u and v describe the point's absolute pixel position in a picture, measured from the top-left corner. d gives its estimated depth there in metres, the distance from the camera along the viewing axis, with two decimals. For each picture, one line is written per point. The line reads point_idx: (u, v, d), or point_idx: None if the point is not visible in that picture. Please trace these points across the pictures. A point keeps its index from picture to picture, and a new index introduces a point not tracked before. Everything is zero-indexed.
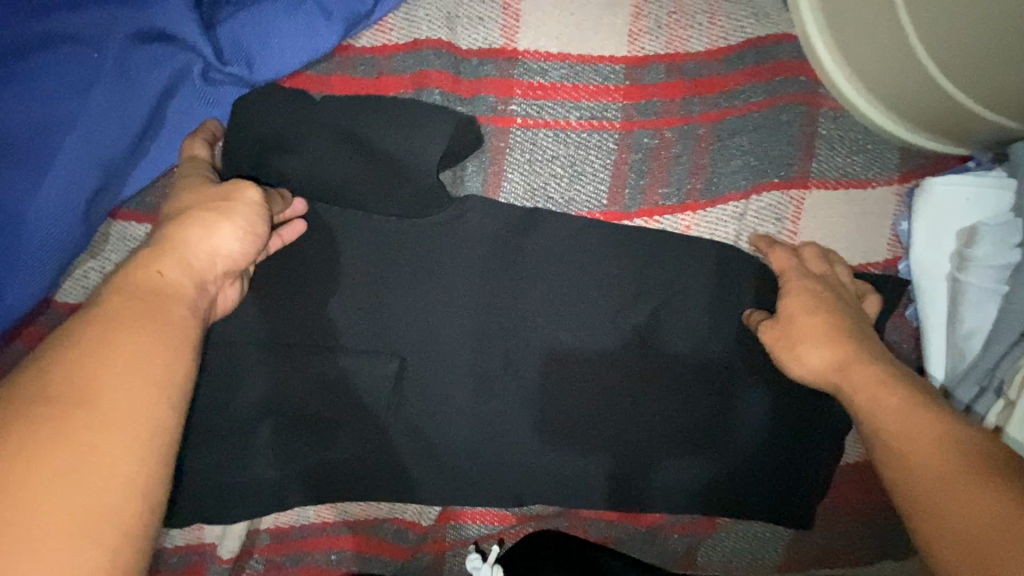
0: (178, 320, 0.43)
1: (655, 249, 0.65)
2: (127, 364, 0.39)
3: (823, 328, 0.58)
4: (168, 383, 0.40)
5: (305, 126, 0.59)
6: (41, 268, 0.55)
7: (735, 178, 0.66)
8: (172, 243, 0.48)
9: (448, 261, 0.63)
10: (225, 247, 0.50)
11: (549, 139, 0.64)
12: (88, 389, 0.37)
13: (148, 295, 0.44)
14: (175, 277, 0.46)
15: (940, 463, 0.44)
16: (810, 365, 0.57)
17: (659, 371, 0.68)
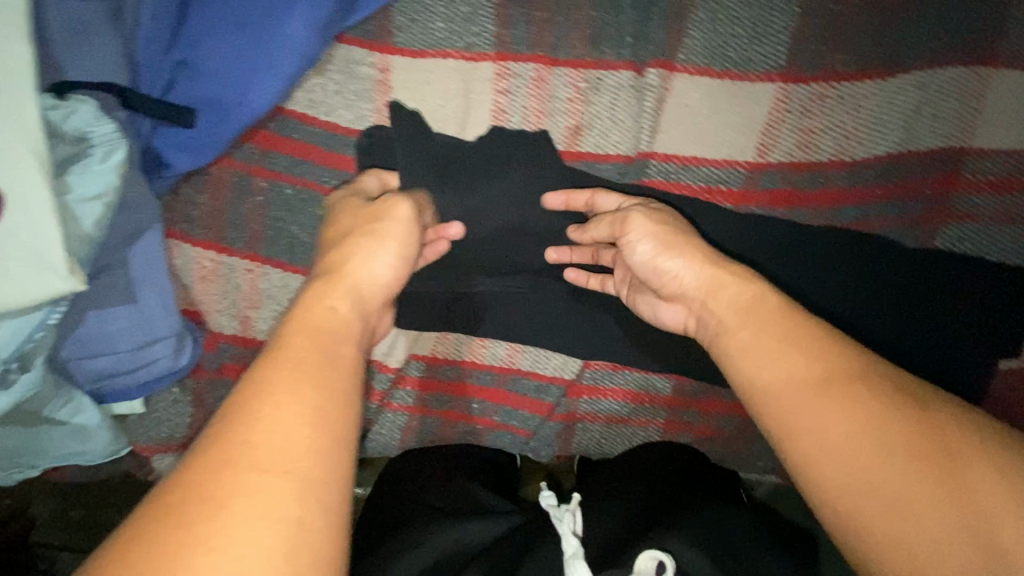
0: (337, 346, 0.47)
1: (817, 131, 0.67)
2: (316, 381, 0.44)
3: (727, 287, 0.55)
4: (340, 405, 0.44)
5: None
6: (283, 70, 0.63)
7: (922, 50, 0.65)
8: (347, 266, 0.54)
9: (627, 119, 0.68)
10: (389, 271, 0.56)
11: (735, 0, 0.66)
12: (302, 381, 0.43)
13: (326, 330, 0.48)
14: (339, 301, 0.51)
15: (898, 476, 0.40)
16: (684, 278, 0.58)
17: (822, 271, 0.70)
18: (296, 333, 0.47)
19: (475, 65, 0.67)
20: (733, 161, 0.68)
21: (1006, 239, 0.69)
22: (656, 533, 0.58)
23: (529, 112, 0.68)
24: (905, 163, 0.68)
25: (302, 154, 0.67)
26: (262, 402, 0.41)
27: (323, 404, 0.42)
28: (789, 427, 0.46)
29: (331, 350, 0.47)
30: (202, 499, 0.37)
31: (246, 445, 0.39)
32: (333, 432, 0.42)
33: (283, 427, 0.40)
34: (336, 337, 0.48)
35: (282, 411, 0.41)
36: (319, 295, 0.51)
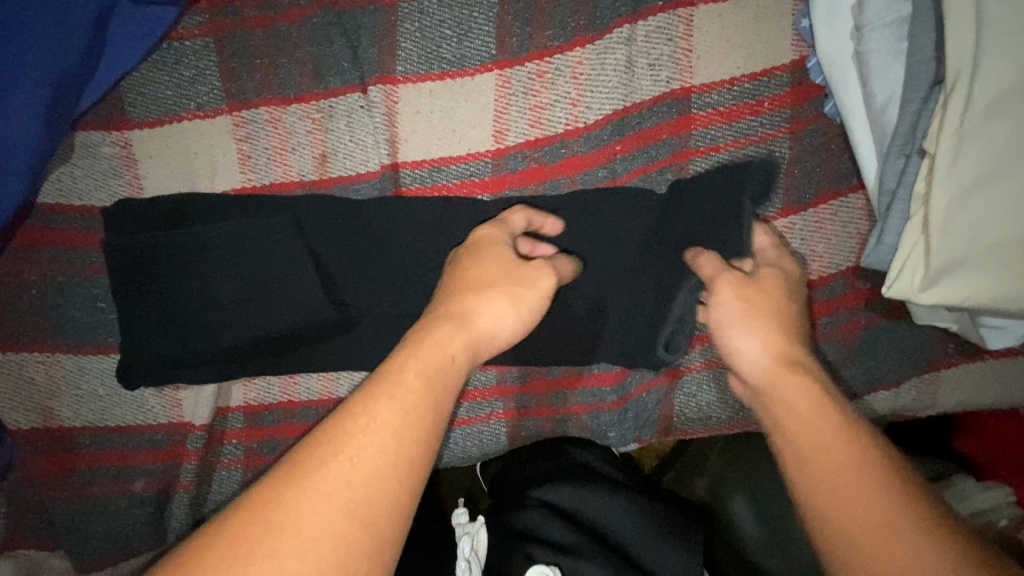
0: (442, 390, 0.51)
1: (547, 106, 0.70)
2: (393, 420, 0.46)
3: (779, 381, 0.55)
4: (399, 451, 0.45)
5: (226, 34, 0.70)
6: (17, 169, 0.65)
7: (619, 7, 0.68)
8: (471, 319, 0.57)
9: (366, 139, 0.71)
10: (500, 320, 0.58)
11: (435, 6, 0.69)
12: (376, 431, 0.46)
13: (436, 382, 0.51)
14: (456, 350, 0.54)
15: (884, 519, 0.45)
16: (744, 351, 0.58)
17: (592, 242, 0.72)
18: (415, 368, 0.51)
19: (212, 120, 0.70)
20: (476, 152, 0.71)
21: (753, 162, 0.70)
22: (526, 552, 0.64)
23: (272, 151, 0.71)
24: (636, 114, 0.70)
25: (66, 241, 0.69)
26: (337, 451, 0.44)
27: (387, 454, 0.45)
28: (821, 475, 0.49)
29: (440, 388, 0.51)
30: (262, 512, 0.41)
31: (308, 494, 0.42)
32: (391, 483, 0.44)
33: (362, 480, 0.43)
34: (446, 387, 0.51)
35: (356, 458, 0.44)
36: (442, 338, 0.54)
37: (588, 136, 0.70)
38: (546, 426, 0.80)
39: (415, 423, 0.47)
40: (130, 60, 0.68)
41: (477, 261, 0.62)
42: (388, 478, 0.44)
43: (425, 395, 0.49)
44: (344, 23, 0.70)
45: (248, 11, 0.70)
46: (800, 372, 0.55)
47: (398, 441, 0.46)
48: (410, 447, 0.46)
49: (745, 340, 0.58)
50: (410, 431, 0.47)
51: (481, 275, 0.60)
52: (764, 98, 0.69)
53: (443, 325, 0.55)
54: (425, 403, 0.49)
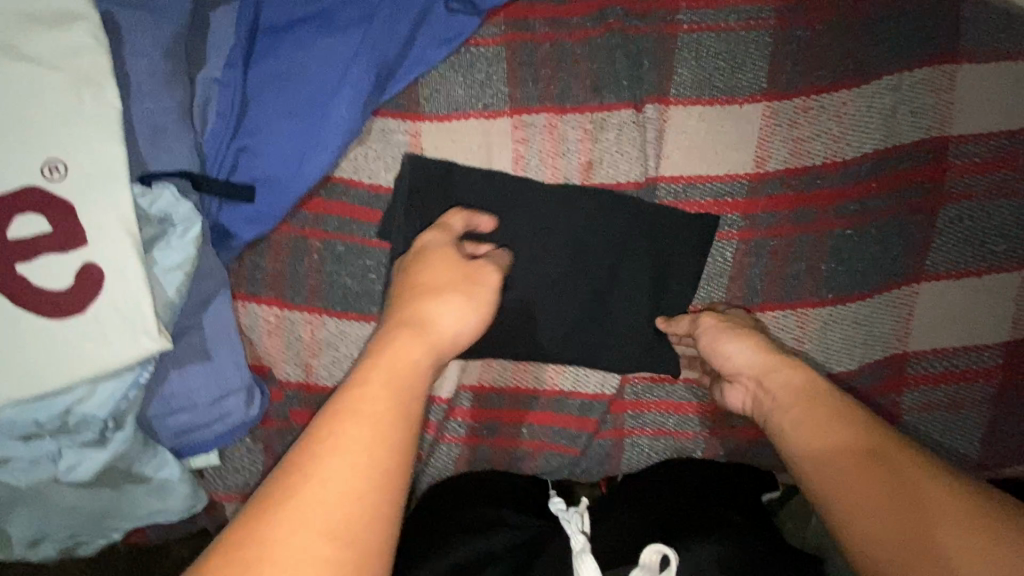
0: (410, 393, 0.51)
1: (810, 139, 0.74)
2: (364, 438, 0.46)
3: (780, 373, 0.62)
4: (383, 471, 0.46)
5: (518, 46, 0.76)
6: (329, 144, 0.73)
7: (887, 58, 0.73)
8: (431, 323, 0.56)
9: (635, 152, 0.76)
10: (458, 326, 0.57)
11: (713, 40, 0.75)
12: (352, 459, 0.45)
13: (403, 378, 0.51)
14: (419, 357, 0.53)
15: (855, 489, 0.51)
16: (738, 358, 0.66)
17: (836, 271, 0.75)
18: (379, 376, 0.50)
19: (494, 121, 0.76)
20: (734, 173, 0.75)
21: (1002, 213, 0.73)
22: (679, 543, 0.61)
23: (544, 154, 0.76)
24: (893, 155, 0.74)
25: (350, 213, 0.75)
26: (316, 464, 0.45)
27: (372, 471, 0.46)
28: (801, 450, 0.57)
29: (401, 398, 0.50)
30: (272, 510, 0.43)
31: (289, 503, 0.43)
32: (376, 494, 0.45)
33: (340, 493, 0.44)
34: (414, 390, 0.51)
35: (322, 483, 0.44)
36: (399, 349, 0.53)
37: (847, 170, 0.74)
38: (747, 447, 0.81)
39: (380, 445, 0.47)
40: (435, 60, 0.75)
41: (424, 266, 0.61)
42: (375, 501, 0.45)
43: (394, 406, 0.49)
44: (627, 46, 0.76)
45: (540, 26, 0.76)
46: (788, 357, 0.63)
47: (375, 454, 0.46)
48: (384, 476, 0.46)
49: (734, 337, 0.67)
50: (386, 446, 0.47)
51: (429, 278, 0.60)
52: (1015, 154, 0.74)
53: (395, 335, 0.54)
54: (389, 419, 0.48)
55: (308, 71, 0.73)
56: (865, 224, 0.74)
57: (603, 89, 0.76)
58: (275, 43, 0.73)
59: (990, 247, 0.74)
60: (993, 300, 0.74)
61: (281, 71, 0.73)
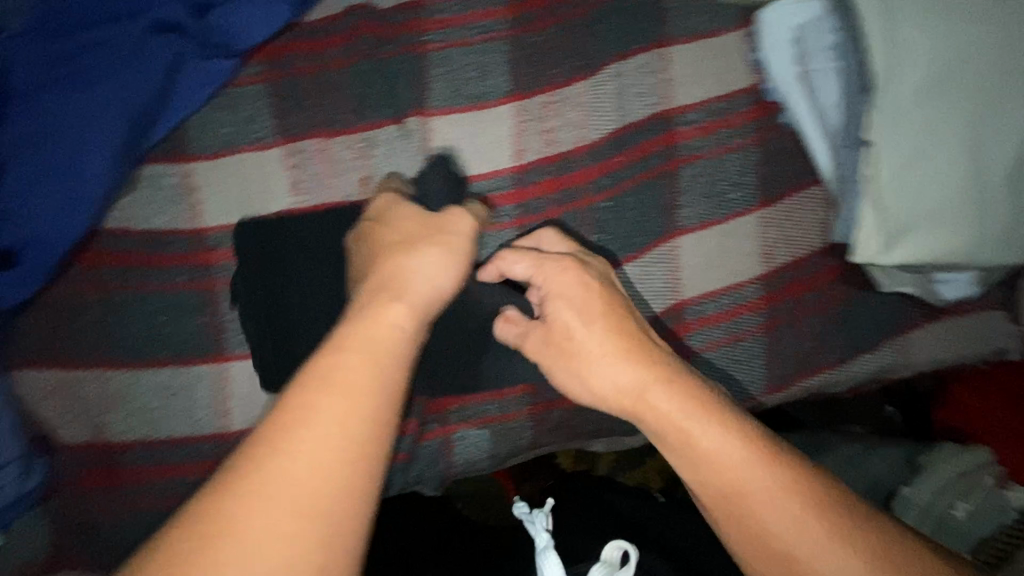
0: (391, 365, 0.52)
1: (557, 129, 0.83)
2: (337, 411, 0.48)
3: (658, 403, 0.61)
4: (357, 453, 0.47)
5: (281, 83, 0.81)
6: (90, 197, 0.72)
7: (608, 51, 0.84)
8: (405, 278, 0.61)
9: (404, 162, 0.81)
10: (442, 278, 0.63)
11: (459, 54, 0.83)
12: (307, 456, 0.45)
13: (385, 341, 0.54)
14: (401, 320, 0.57)
15: (767, 508, 0.55)
16: (600, 380, 0.65)
17: (604, 239, 0.82)
18: (355, 347, 0.52)
19: (265, 153, 0.79)
20: (499, 169, 0.82)
21: (729, 166, 0.84)
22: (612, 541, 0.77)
23: (320, 176, 0.80)
24: (630, 133, 0.84)
25: (129, 262, 0.76)
26: (286, 446, 0.46)
27: (337, 455, 0.46)
28: (737, 511, 0.56)
29: (386, 362, 0.52)
30: (229, 483, 0.44)
31: (254, 482, 0.44)
32: (351, 478, 0.46)
33: (317, 473, 0.45)
34: (392, 356, 0.53)
35: (297, 464, 0.45)
36: (378, 312, 0.57)
37: (592, 151, 0.83)
38: (568, 418, 0.85)
39: (353, 420, 0.48)
40: (195, 104, 0.78)
41: (392, 227, 0.69)
42: (351, 483, 0.46)
43: (381, 373, 0.51)
44: (382, 69, 0.82)
45: (298, 63, 0.82)
46: (662, 385, 0.61)
47: (346, 430, 0.47)
48: (365, 453, 0.47)
49: (594, 358, 0.65)
50: (361, 421, 0.48)
51: (400, 231, 0.68)
52: (729, 116, 0.85)
53: (374, 301, 0.58)
54: (373, 393, 0.50)
55: (59, 126, 0.71)
56: (620, 197, 0.83)
57: (367, 110, 0.81)
58: (24, 103, 0.72)
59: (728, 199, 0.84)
60: (739, 241, 0.84)
61: (33, 130, 0.71)
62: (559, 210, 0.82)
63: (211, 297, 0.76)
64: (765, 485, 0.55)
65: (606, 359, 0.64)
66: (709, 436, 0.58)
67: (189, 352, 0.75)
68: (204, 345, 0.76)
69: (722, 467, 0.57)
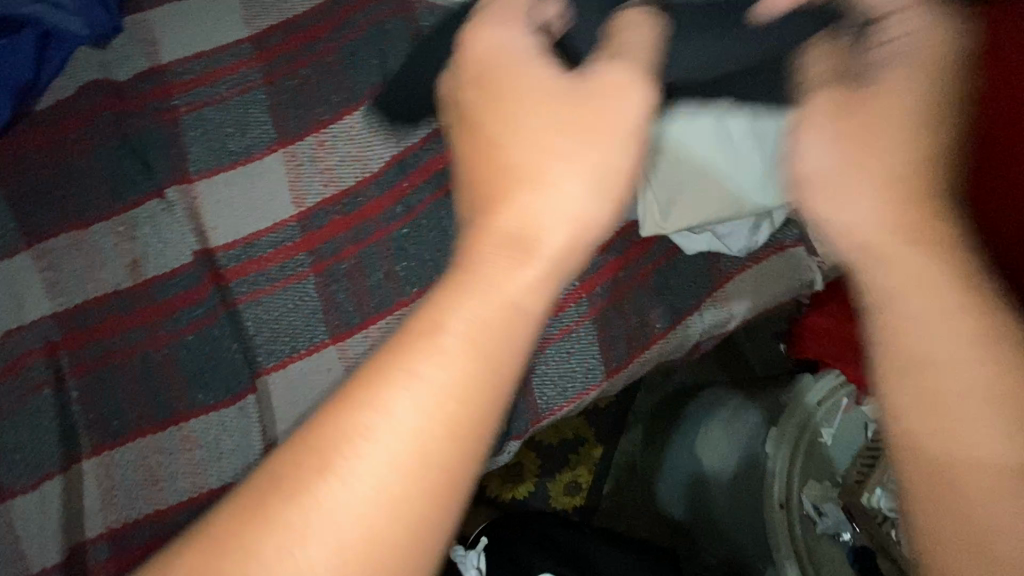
0: (506, 349, 0.35)
1: (333, 165, 0.80)
2: (412, 392, 0.32)
3: (934, 270, 0.37)
4: (456, 454, 0.32)
5: (19, 179, 0.75)
6: None
7: (371, 78, 0.83)
8: (526, 207, 0.38)
9: (174, 235, 0.75)
10: (571, 193, 0.38)
11: (214, 112, 0.80)
12: (365, 457, 0.32)
13: (504, 299, 0.35)
14: (531, 254, 0.36)
15: (977, 421, 0.33)
16: (857, 223, 0.40)
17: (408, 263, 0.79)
18: (476, 300, 0.35)
19: (12, 260, 0.72)
20: (282, 221, 0.78)
21: None
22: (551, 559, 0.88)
23: (80, 270, 0.73)
24: (411, 154, 0.82)
25: None
26: (367, 418, 0.32)
27: (432, 442, 0.32)
28: (946, 455, 0.33)
29: (509, 342, 0.35)
30: (271, 492, 0.31)
31: (316, 491, 0.31)
32: (440, 489, 0.32)
33: (381, 485, 0.31)
34: (512, 327, 0.35)
35: (371, 467, 0.31)
36: (496, 247, 0.37)
37: (375, 179, 0.81)
38: None
39: (464, 403, 0.33)
40: None
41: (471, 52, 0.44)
42: (438, 495, 0.32)
43: (510, 346, 0.35)
44: (131, 143, 0.78)
45: (35, 155, 0.76)
46: (933, 230, 0.38)
47: (423, 440, 0.32)
48: (456, 460, 0.32)
49: (850, 213, 0.40)
50: (466, 409, 0.33)
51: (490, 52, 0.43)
52: None
53: (507, 190, 0.38)
54: (474, 391, 0.33)
55: None
56: (416, 222, 0.80)
57: (123, 188, 0.76)
58: None
59: None
60: None
61: None
62: (357, 248, 0.79)
63: None
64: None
65: (861, 203, 0.40)
66: (924, 308, 0.36)
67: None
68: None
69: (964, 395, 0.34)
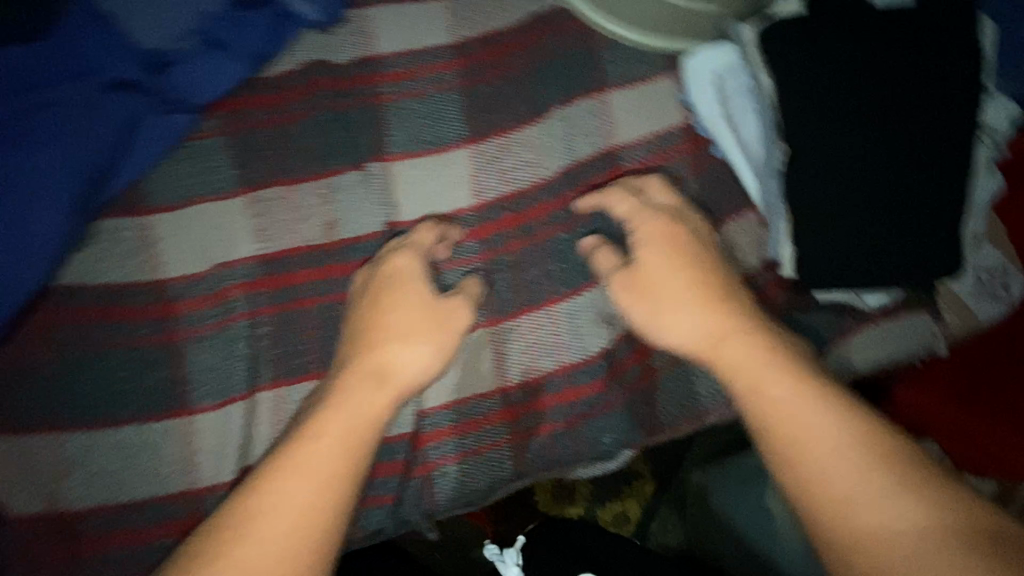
0: (355, 459, 0.63)
1: (512, 168, 0.88)
2: (291, 478, 0.60)
3: (820, 402, 0.62)
4: (315, 510, 0.59)
5: (240, 134, 0.83)
6: (39, 251, 0.71)
7: (554, 97, 0.92)
8: (388, 370, 0.70)
9: (369, 206, 0.84)
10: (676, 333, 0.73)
11: (415, 103, 0.88)
12: (261, 522, 0.58)
13: (316, 442, 0.64)
14: (381, 406, 0.68)
15: (867, 481, 0.57)
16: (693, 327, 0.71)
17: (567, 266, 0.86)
18: (332, 433, 0.64)
19: (225, 203, 0.80)
20: (460, 208, 0.86)
21: None
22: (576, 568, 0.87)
23: (284, 223, 0.81)
24: (580, 170, 0.90)
25: (84, 317, 0.73)
26: (245, 521, 0.58)
27: (306, 505, 0.59)
28: (813, 480, 0.58)
29: (359, 439, 0.64)
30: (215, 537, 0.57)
31: (240, 530, 0.57)
32: (327, 518, 0.59)
33: (277, 534, 0.57)
34: (365, 439, 0.65)
35: (263, 533, 0.57)
36: (360, 396, 0.67)
37: (546, 187, 0.89)
38: (549, 443, 0.85)
39: (297, 501, 0.59)
40: (147, 159, 0.79)
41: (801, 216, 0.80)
42: (303, 523, 0.58)
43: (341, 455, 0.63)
44: (340, 118, 0.86)
45: (257, 115, 0.84)
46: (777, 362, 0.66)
47: (298, 505, 0.59)
48: (314, 515, 0.59)
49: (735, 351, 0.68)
50: (329, 487, 0.60)
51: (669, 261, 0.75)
52: (668, 150, 0.92)
53: (349, 387, 0.68)
54: (331, 472, 0.61)
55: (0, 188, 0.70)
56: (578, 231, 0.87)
57: (330, 157, 0.84)
58: None
59: None
60: None
61: None
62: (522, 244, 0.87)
63: (175, 349, 0.74)
64: (834, 495, 0.57)
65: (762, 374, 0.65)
66: (815, 416, 0.61)
67: (150, 408, 0.73)
68: (166, 400, 0.73)
69: (805, 437, 0.60)
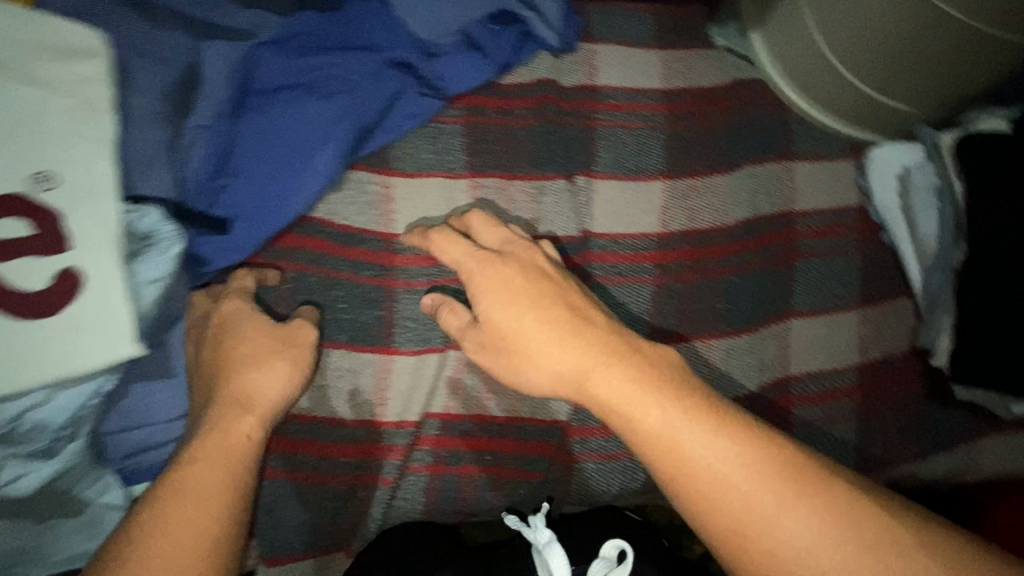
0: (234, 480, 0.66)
1: (699, 208, 0.97)
2: (194, 486, 0.64)
3: (693, 436, 0.60)
4: (207, 520, 0.62)
5: (475, 126, 0.93)
6: (305, 186, 0.82)
7: (746, 154, 1.00)
8: (254, 400, 0.71)
9: (571, 211, 0.93)
10: None
11: (624, 133, 0.98)
12: (177, 519, 0.61)
13: (233, 455, 0.67)
14: (251, 431, 0.69)
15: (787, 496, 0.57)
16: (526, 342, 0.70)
17: (731, 304, 0.95)
18: (209, 457, 0.66)
19: (454, 181, 0.90)
20: (646, 231, 0.95)
21: (841, 266, 0.98)
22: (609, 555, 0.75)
23: (497, 209, 0.91)
24: (758, 223, 0.98)
25: (320, 250, 0.85)
26: (165, 507, 0.62)
27: (201, 520, 0.62)
28: (723, 485, 0.58)
29: (237, 463, 0.67)
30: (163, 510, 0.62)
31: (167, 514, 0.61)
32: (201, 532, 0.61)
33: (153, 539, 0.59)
34: (237, 465, 0.67)
35: (162, 527, 0.60)
36: (229, 427, 0.69)
37: (726, 231, 0.96)
38: None
39: (191, 509, 0.62)
40: (397, 130, 0.89)
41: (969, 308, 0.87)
42: (196, 531, 0.61)
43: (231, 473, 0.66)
44: (559, 132, 0.96)
45: (492, 113, 0.95)
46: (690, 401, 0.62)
47: (195, 514, 0.62)
48: (197, 523, 0.61)
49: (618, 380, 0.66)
50: (211, 505, 0.63)
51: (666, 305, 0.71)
52: (840, 224, 1.00)
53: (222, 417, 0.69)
54: (217, 493, 0.64)
55: (286, 132, 0.83)
56: (745, 278, 0.96)
57: (545, 162, 0.94)
58: (266, 103, 0.84)
59: (840, 295, 0.97)
60: (842, 332, 0.97)
61: (269, 130, 0.83)
62: (696, 277, 0.95)
63: (389, 295, 0.84)
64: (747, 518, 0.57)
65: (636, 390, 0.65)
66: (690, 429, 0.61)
67: (361, 340, 0.83)
68: (376, 336, 0.83)
69: (717, 453, 0.59)
